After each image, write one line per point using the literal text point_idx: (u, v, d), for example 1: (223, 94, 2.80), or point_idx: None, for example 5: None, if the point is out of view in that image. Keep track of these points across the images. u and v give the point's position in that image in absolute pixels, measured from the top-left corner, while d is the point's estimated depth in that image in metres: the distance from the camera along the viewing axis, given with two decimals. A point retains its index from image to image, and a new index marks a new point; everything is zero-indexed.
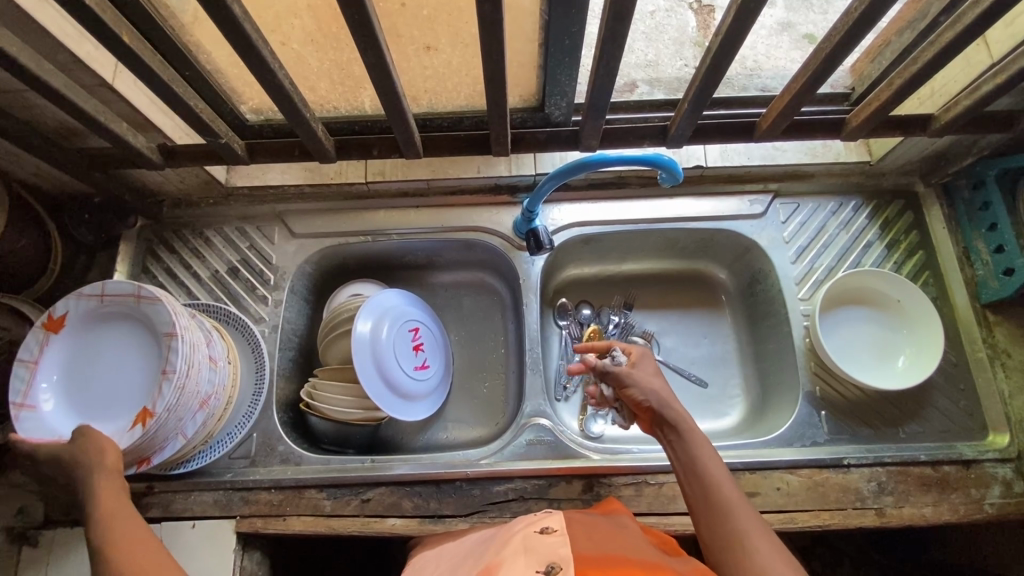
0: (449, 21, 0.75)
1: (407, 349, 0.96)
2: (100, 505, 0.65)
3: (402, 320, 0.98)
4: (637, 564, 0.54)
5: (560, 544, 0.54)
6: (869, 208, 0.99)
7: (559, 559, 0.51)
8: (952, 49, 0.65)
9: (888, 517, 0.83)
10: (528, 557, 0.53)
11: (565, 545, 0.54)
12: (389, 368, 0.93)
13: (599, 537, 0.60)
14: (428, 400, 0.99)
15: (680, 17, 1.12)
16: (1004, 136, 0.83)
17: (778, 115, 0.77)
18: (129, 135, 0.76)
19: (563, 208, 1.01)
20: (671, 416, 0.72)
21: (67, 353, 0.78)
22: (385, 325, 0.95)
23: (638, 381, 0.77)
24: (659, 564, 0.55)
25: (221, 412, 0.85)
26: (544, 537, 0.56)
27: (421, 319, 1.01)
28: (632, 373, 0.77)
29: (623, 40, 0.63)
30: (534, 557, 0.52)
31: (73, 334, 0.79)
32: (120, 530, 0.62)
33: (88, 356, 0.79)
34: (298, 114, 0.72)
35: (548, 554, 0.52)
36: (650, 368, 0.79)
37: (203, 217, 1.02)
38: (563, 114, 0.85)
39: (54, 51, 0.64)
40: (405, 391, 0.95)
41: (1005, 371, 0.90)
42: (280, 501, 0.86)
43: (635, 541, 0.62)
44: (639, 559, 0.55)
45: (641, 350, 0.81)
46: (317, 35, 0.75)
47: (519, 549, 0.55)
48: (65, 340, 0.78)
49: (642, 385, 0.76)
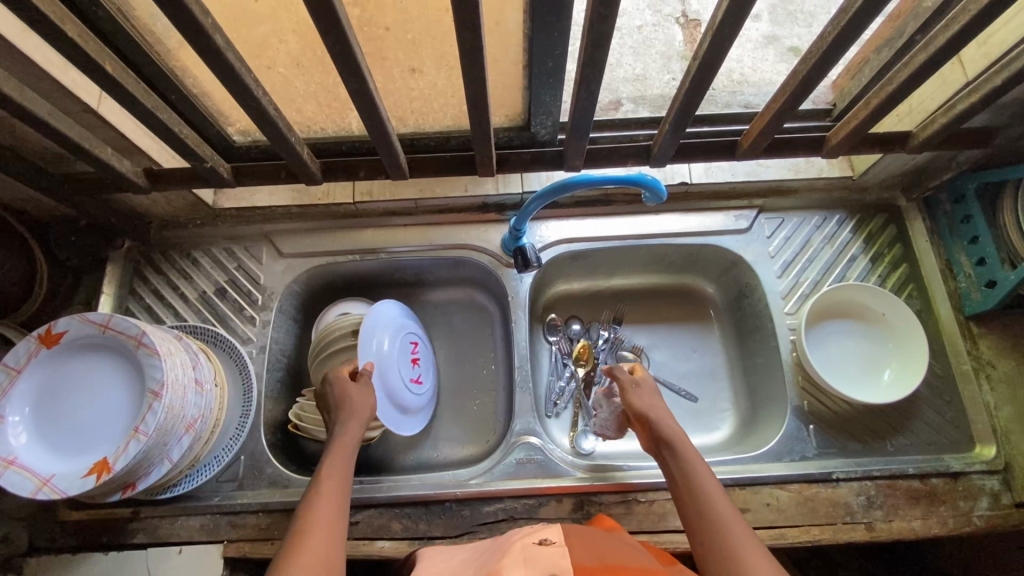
0: (435, 44, 0.76)
1: (408, 360, 0.97)
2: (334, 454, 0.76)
3: (403, 334, 0.97)
4: (633, 570, 0.55)
5: (560, 555, 0.54)
6: (852, 222, 1.00)
7: (560, 570, 0.51)
8: (926, 69, 0.66)
9: (877, 531, 0.83)
10: (529, 566, 0.53)
11: (565, 557, 0.54)
12: (392, 377, 0.92)
13: (598, 544, 0.60)
14: (414, 420, 0.97)
15: (666, 31, 1.14)
16: (982, 151, 0.84)
17: (759, 134, 0.78)
18: (115, 160, 0.76)
19: (550, 225, 1.01)
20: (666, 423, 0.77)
21: (50, 371, 0.78)
22: (386, 337, 0.94)
23: (641, 394, 0.81)
24: (653, 572, 0.55)
25: (208, 436, 0.84)
26: (544, 548, 0.56)
27: (419, 334, 1.02)
28: (638, 385, 0.82)
29: (602, 64, 0.64)
30: (534, 567, 0.52)
31: (64, 352, 0.79)
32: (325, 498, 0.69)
33: (69, 378, 0.78)
34: (284, 139, 0.73)
35: (549, 565, 0.52)
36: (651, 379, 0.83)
37: (191, 238, 1.01)
38: (549, 133, 0.86)
39: (38, 79, 0.64)
40: (401, 403, 0.94)
41: (989, 383, 0.90)
42: (268, 525, 0.86)
43: (640, 552, 0.62)
44: (636, 566, 0.56)
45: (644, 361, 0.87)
46: (302, 59, 0.76)
47: (518, 558, 0.55)
48: (53, 356, 0.78)
49: (642, 396, 0.80)
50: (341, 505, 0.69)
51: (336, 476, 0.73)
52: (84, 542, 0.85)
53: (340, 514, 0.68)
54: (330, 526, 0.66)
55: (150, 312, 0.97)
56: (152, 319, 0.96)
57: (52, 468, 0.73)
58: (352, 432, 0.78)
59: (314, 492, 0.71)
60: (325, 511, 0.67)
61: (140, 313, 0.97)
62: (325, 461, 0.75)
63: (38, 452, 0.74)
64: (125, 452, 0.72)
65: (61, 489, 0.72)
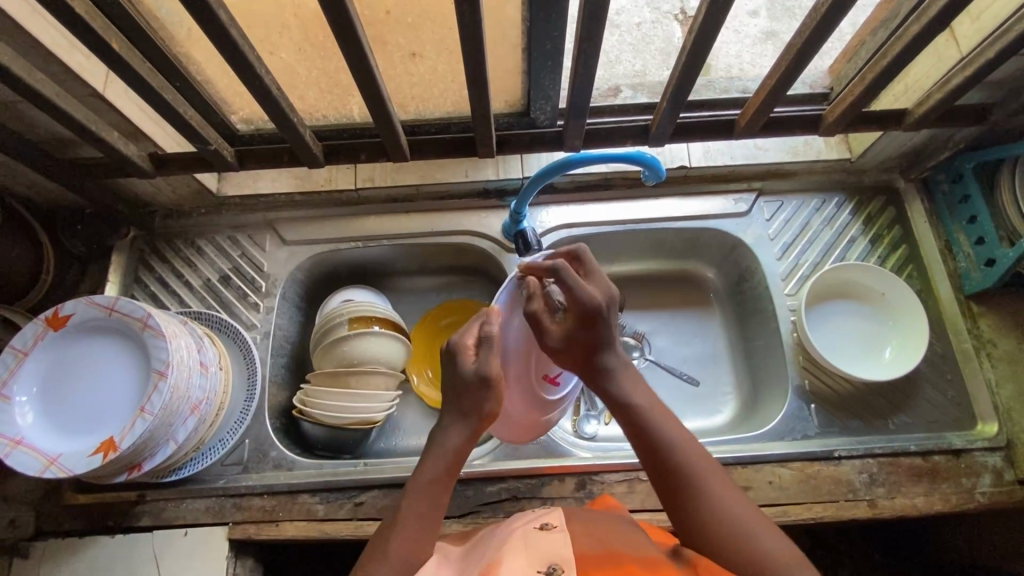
0: (434, 28, 0.77)
1: (548, 349, 0.80)
2: (438, 446, 0.67)
3: None
4: (633, 561, 0.54)
5: (560, 544, 0.54)
6: (852, 204, 1.01)
7: (561, 560, 0.51)
8: (919, 41, 0.67)
9: (881, 508, 0.83)
10: (528, 555, 0.53)
11: (566, 544, 0.54)
12: (514, 357, 0.78)
13: (600, 533, 0.59)
14: (520, 428, 0.83)
15: (665, 28, 1.16)
16: (979, 128, 0.84)
17: (756, 112, 0.79)
18: (121, 144, 0.77)
19: (551, 210, 1.02)
20: (626, 380, 0.70)
21: (58, 351, 0.79)
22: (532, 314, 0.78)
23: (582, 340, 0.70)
24: (658, 562, 0.55)
25: (212, 418, 0.85)
26: (545, 534, 0.56)
27: None
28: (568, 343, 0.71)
29: (599, 40, 0.64)
30: (535, 556, 0.52)
31: (72, 335, 0.80)
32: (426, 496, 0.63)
33: (78, 361, 0.79)
34: (287, 121, 0.74)
35: (550, 554, 0.52)
36: (583, 334, 0.70)
37: (196, 226, 1.03)
38: (548, 118, 0.86)
39: (46, 61, 0.66)
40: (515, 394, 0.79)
41: (991, 360, 0.91)
42: (273, 507, 0.86)
43: (642, 538, 0.61)
44: (638, 556, 0.55)
45: (578, 303, 0.69)
46: (304, 44, 0.77)
47: (519, 546, 0.55)
48: (62, 338, 0.79)
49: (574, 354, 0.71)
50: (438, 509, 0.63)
51: (440, 471, 0.65)
52: (89, 526, 0.86)
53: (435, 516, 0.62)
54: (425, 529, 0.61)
55: (155, 300, 0.98)
56: (156, 306, 0.97)
57: (59, 447, 0.74)
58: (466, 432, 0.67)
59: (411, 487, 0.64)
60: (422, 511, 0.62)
61: (145, 300, 0.98)
62: (430, 451, 0.66)
63: (43, 432, 0.75)
64: (132, 431, 0.73)
65: (68, 467, 0.72)
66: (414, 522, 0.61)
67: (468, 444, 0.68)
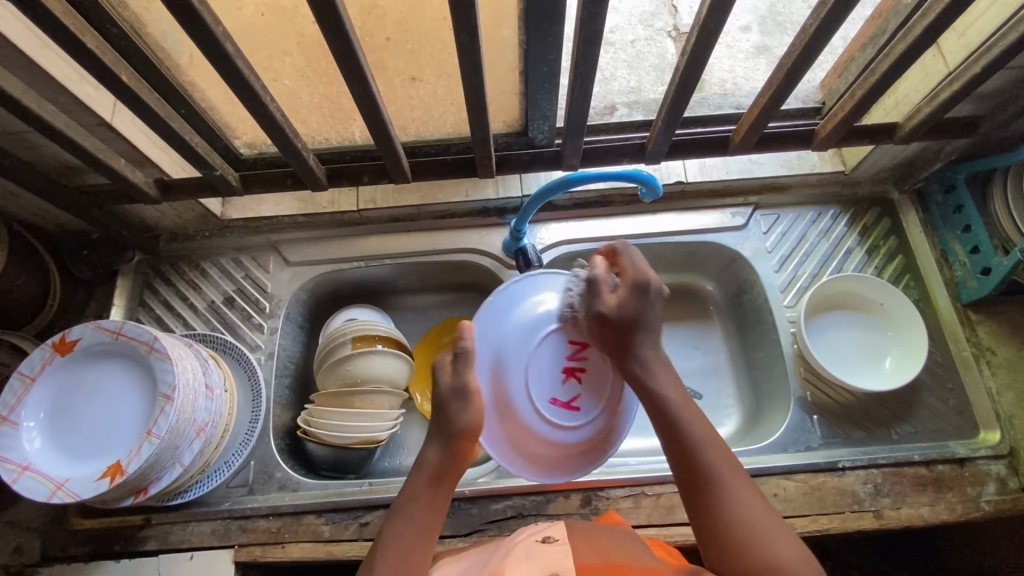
0: (434, 53, 0.79)
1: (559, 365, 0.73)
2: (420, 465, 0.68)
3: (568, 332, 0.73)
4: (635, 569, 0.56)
5: (563, 554, 0.56)
6: (847, 216, 1.02)
7: (562, 568, 0.53)
8: (906, 58, 0.68)
9: (886, 519, 0.83)
10: (531, 564, 0.55)
11: (566, 555, 0.56)
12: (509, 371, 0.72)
13: (604, 542, 0.61)
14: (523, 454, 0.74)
15: (659, 44, 1.18)
16: (967, 140, 0.86)
17: (749, 129, 0.80)
18: (128, 171, 0.79)
19: (550, 227, 1.03)
20: (660, 370, 0.70)
21: (64, 376, 0.80)
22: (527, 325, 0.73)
23: (639, 307, 0.70)
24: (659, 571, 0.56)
25: (217, 441, 0.85)
26: (546, 545, 0.58)
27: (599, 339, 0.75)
28: (631, 302, 0.70)
29: (594, 63, 0.66)
30: (536, 565, 0.54)
31: (78, 358, 0.80)
32: (411, 515, 0.64)
33: (84, 386, 0.80)
34: (291, 146, 0.76)
35: (551, 563, 0.54)
36: (631, 306, 0.70)
37: (200, 249, 1.04)
38: (546, 138, 0.88)
39: (56, 93, 0.68)
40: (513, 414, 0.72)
41: (990, 368, 0.91)
42: (279, 528, 0.86)
43: (645, 551, 0.63)
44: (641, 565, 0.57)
45: (632, 275, 0.71)
46: (307, 71, 0.79)
47: (521, 557, 0.57)
48: (69, 363, 0.80)
49: (632, 321, 0.70)
50: (425, 528, 0.64)
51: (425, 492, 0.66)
52: (96, 550, 0.86)
53: (423, 535, 0.63)
54: (414, 546, 0.62)
55: (160, 323, 0.99)
56: (162, 329, 0.98)
57: (65, 473, 0.75)
58: (441, 446, 0.68)
59: (395, 508, 0.66)
60: (409, 531, 0.63)
61: (150, 323, 0.98)
62: (411, 477, 0.68)
63: (50, 458, 0.76)
64: (138, 455, 0.73)
65: (74, 492, 0.73)
66: (398, 542, 0.62)
67: (446, 459, 0.68)
